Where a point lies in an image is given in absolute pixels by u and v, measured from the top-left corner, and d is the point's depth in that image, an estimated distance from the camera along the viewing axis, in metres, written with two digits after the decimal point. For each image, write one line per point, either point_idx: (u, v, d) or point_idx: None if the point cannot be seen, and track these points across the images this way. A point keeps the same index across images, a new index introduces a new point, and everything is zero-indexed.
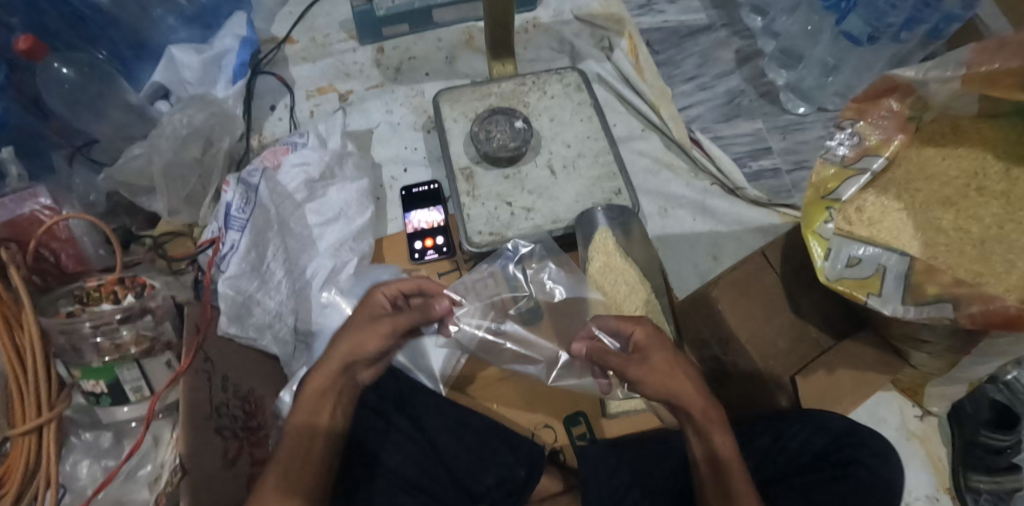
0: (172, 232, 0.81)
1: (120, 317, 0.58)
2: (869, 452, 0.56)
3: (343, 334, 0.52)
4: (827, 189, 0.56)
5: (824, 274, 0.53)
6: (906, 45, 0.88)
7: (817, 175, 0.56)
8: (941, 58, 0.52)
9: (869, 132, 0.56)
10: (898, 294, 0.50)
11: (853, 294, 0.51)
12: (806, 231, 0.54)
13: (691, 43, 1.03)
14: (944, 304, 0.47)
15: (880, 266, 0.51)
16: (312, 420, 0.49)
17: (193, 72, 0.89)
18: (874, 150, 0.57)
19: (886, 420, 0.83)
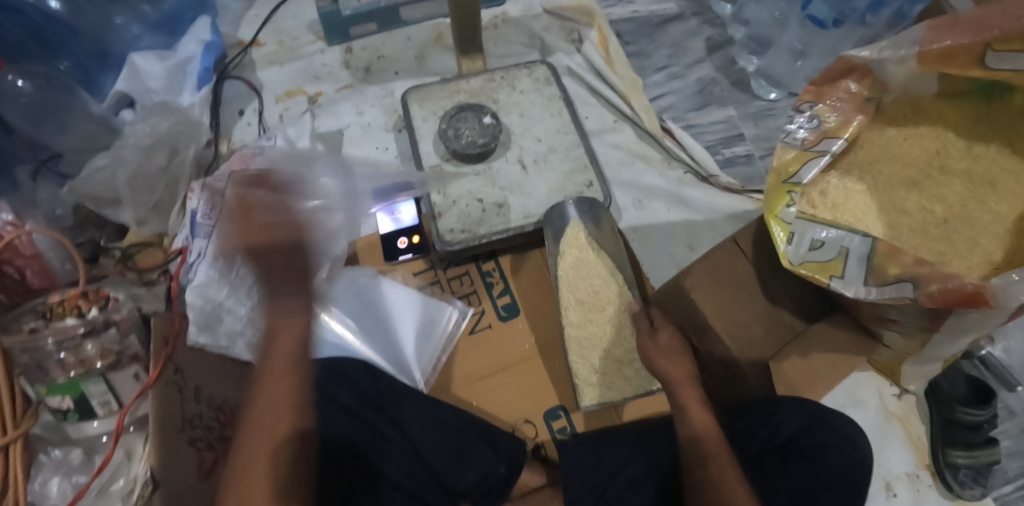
0: (141, 242, 0.79)
1: (83, 331, 0.56)
2: (838, 436, 0.58)
3: (273, 309, 0.62)
4: (788, 173, 0.55)
5: (787, 258, 0.53)
6: (872, 28, 0.88)
7: (777, 160, 0.55)
8: (894, 38, 0.51)
9: (828, 114, 0.56)
10: (862, 277, 0.50)
11: (817, 278, 0.51)
12: (770, 216, 0.54)
13: (661, 33, 1.03)
14: (905, 284, 0.47)
15: (843, 247, 0.51)
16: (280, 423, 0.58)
17: (158, 80, 0.87)
18: (835, 132, 0.57)
19: (865, 400, 0.83)
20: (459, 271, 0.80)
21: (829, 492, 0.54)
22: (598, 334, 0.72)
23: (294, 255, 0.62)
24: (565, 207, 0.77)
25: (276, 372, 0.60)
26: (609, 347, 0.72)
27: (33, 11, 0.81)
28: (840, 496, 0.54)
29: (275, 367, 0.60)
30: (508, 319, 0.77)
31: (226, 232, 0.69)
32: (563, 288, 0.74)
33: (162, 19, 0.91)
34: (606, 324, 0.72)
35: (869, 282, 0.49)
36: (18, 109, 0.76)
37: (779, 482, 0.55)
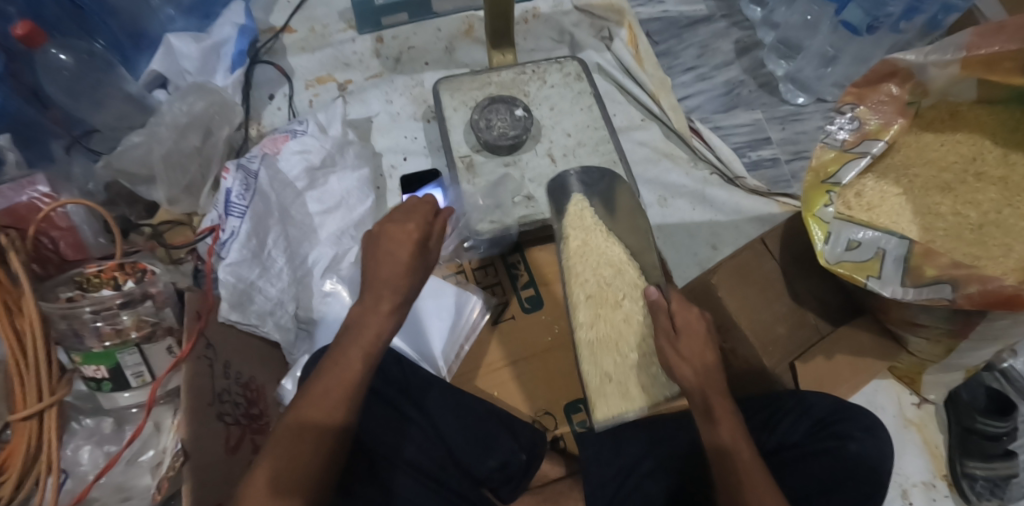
0: (171, 220, 0.81)
1: (120, 302, 0.57)
2: (858, 427, 0.57)
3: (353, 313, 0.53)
4: (827, 173, 0.56)
5: (824, 257, 0.53)
6: (904, 36, 0.88)
7: (816, 159, 0.55)
8: (940, 42, 0.51)
9: (867, 116, 0.56)
10: (899, 276, 0.50)
11: (853, 277, 0.51)
12: (806, 216, 0.54)
13: (691, 34, 1.03)
14: (943, 285, 0.47)
15: (879, 249, 0.51)
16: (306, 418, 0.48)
17: (193, 62, 0.88)
18: (874, 135, 0.57)
19: (884, 406, 0.83)
20: (484, 261, 0.81)
21: (853, 479, 0.54)
22: (612, 335, 0.70)
23: (413, 279, 0.54)
24: (569, 181, 0.76)
25: (340, 367, 0.50)
26: (627, 352, 0.69)
27: None
28: (861, 487, 0.54)
29: (345, 361, 0.51)
30: (531, 311, 0.77)
31: (260, 211, 0.71)
32: (571, 280, 0.72)
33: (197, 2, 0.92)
34: (622, 322, 0.69)
35: (906, 281, 0.49)
36: (57, 83, 0.76)
37: (792, 472, 0.56)
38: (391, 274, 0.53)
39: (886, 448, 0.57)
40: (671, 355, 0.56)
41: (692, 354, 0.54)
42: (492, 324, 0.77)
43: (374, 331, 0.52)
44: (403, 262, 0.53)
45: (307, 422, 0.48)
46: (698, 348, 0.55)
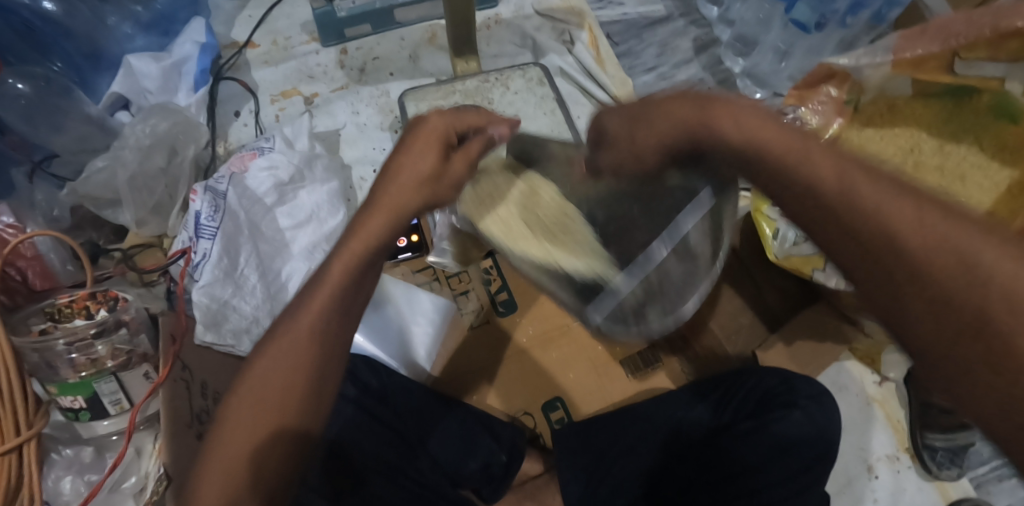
0: (140, 243, 0.81)
1: (94, 332, 0.57)
2: (805, 395, 0.65)
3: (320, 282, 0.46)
4: None
5: (772, 251, 0.55)
6: (852, 31, 0.92)
7: (763, 161, 0.60)
8: (870, 47, 0.57)
9: (808, 117, 0.61)
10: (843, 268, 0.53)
11: (799, 270, 0.55)
12: (756, 213, 0.57)
13: (650, 33, 1.05)
14: None
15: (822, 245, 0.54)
16: (263, 383, 0.44)
17: (153, 81, 0.87)
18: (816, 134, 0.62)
19: (848, 386, 0.87)
20: (457, 268, 0.84)
21: (801, 446, 0.62)
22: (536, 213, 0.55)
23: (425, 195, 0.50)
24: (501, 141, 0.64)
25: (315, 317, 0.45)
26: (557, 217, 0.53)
27: (26, 12, 0.79)
28: (806, 455, 0.62)
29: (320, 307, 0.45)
30: (507, 315, 0.81)
31: (230, 231, 0.73)
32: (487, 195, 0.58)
33: (156, 19, 0.91)
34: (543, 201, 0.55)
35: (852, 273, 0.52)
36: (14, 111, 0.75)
37: (749, 440, 0.63)
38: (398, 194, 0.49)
39: (829, 416, 0.64)
40: (632, 123, 0.44)
41: (665, 116, 0.42)
42: (468, 329, 0.81)
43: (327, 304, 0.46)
44: (399, 206, 0.48)
45: (257, 395, 0.44)
46: (682, 104, 0.41)
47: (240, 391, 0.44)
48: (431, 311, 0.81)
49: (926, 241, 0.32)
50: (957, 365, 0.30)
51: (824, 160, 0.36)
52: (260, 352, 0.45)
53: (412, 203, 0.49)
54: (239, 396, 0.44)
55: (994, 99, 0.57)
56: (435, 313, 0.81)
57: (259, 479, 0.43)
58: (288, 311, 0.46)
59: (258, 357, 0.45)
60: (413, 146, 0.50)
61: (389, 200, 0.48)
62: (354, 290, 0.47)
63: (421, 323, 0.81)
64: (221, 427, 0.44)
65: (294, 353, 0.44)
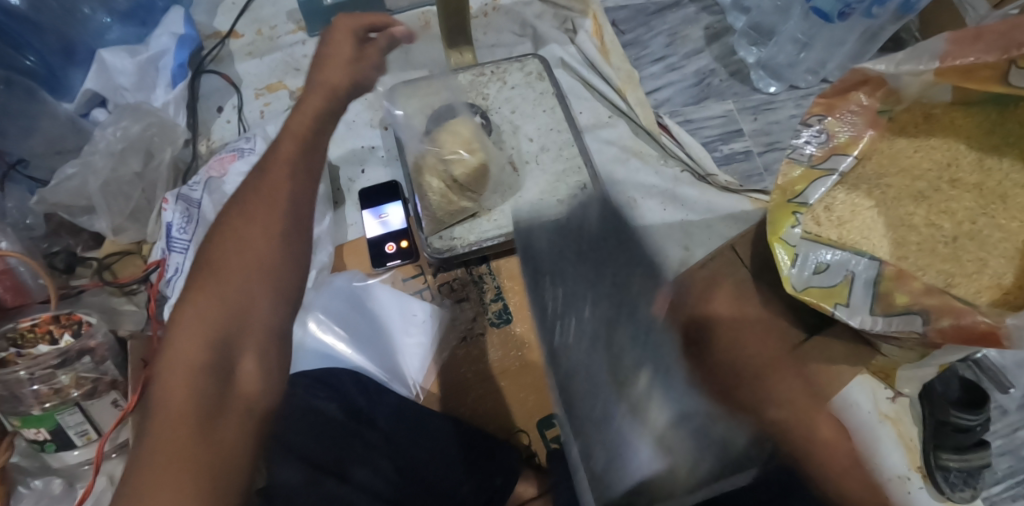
0: (118, 252, 0.77)
1: (55, 362, 0.53)
2: None
3: (257, 188, 0.54)
4: (794, 192, 0.55)
5: (791, 283, 0.52)
6: (877, 21, 0.86)
7: (783, 177, 0.55)
8: (913, 50, 0.50)
9: (835, 128, 0.56)
10: (867, 305, 0.50)
11: (820, 305, 0.51)
12: (772, 239, 0.54)
13: (659, 21, 0.99)
14: (913, 317, 0.48)
15: (848, 273, 0.52)
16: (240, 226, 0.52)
17: (129, 78, 0.82)
18: (843, 148, 0.57)
19: (859, 402, 0.78)
20: (449, 275, 0.80)
21: None
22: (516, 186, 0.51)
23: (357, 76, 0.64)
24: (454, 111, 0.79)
25: (277, 171, 0.55)
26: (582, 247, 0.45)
27: None
28: None
29: (279, 165, 0.56)
30: (500, 325, 0.77)
31: None
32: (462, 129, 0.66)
33: (132, 7, 0.87)
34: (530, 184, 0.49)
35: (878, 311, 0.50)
36: None
37: None
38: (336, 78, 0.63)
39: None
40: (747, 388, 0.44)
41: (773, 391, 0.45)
42: (461, 341, 0.76)
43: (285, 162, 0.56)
44: (335, 84, 0.62)
45: (235, 235, 0.51)
46: (786, 384, 0.47)
47: (201, 278, 0.49)
48: (417, 316, 0.77)
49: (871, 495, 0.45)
50: None
51: (832, 427, 0.46)
52: (212, 251, 0.51)
53: (343, 81, 0.63)
54: (197, 284, 0.49)
55: None
56: (423, 318, 0.77)
57: (232, 351, 0.46)
58: (236, 215, 0.53)
59: (212, 254, 0.50)
60: (333, 37, 0.64)
61: (331, 83, 0.62)
62: (298, 194, 0.55)
63: (405, 330, 0.77)
64: (181, 314, 0.47)
65: (250, 243, 0.51)
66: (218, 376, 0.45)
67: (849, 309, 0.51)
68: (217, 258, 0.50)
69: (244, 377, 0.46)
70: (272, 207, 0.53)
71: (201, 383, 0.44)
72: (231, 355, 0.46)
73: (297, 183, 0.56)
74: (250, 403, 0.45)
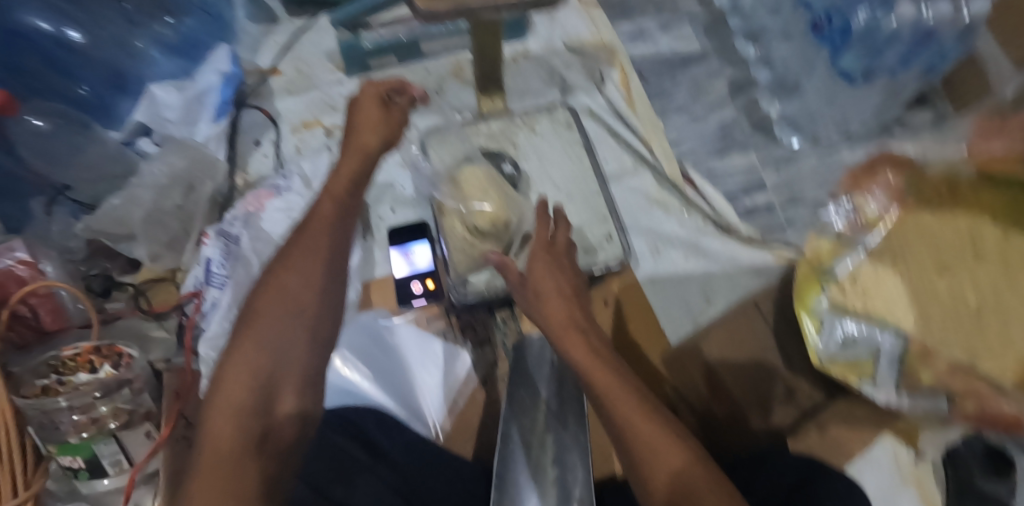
0: (153, 278, 0.80)
1: (98, 393, 0.55)
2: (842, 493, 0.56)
3: (300, 239, 0.58)
4: (823, 266, 0.62)
5: (818, 354, 0.59)
6: (901, 82, 0.87)
7: (812, 252, 0.63)
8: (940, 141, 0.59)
9: (865, 204, 0.63)
10: (893, 380, 0.56)
11: (850, 377, 0.57)
12: (800, 310, 0.61)
13: (683, 72, 1.01)
14: (940, 399, 0.54)
15: (876, 350, 0.57)
16: (284, 277, 0.55)
17: (175, 112, 0.88)
18: (870, 224, 0.62)
19: (879, 463, 0.69)
20: (473, 318, 0.80)
21: None
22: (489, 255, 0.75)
23: (390, 130, 0.66)
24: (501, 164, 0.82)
25: (320, 221, 0.59)
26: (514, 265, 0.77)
27: (51, 43, 0.80)
28: None
29: (321, 217, 0.60)
30: None
31: (241, 279, 0.70)
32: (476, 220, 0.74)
33: (180, 44, 0.91)
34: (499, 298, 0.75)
35: (903, 388, 0.56)
36: (34, 148, 0.75)
37: None
38: (369, 133, 0.64)
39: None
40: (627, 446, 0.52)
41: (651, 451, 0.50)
42: (482, 384, 0.77)
43: (325, 215, 0.60)
44: (368, 143, 0.64)
45: (277, 285, 0.55)
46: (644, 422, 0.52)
47: (248, 321, 0.53)
48: (444, 357, 0.79)
49: None
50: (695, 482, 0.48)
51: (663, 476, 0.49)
52: (257, 296, 0.55)
53: (375, 141, 0.64)
54: (243, 330, 0.53)
55: None
56: (447, 362, 0.79)
57: (274, 395, 0.51)
58: (278, 263, 0.56)
59: (257, 299, 0.55)
60: (358, 105, 0.65)
61: (362, 141, 0.64)
62: (336, 247, 0.59)
63: (428, 372, 0.78)
64: (231, 356, 0.52)
65: (296, 293, 0.55)
66: (261, 414, 0.50)
67: (874, 384, 0.56)
68: (257, 312, 0.54)
69: (283, 419, 0.51)
70: (314, 258, 0.57)
71: (245, 422, 0.49)
72: (281, 387, 0.52)
73: (336, 236, 0.59)
74: (289, 440, 0.51)
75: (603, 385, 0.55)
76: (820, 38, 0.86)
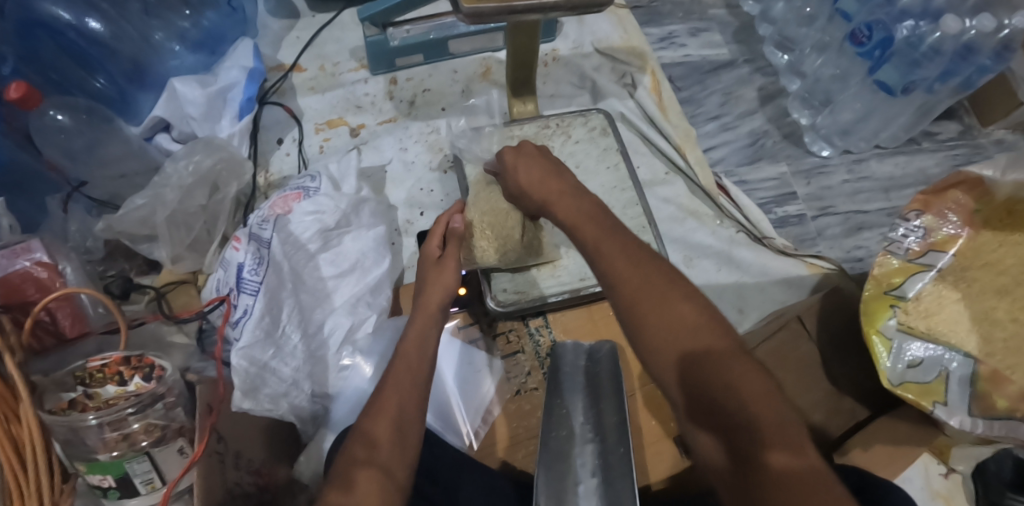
0: (174, 282, 0.77)
1: (131, 410, 0.52)
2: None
3: (386, 385, 0.53)
4: (891, 284, 0.58)
5: (888, 376, 0.54)
6: (936, 97, 0.87)
7: (880, 270, 0.58)
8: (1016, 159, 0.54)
9: (934, 225, 0.59)
10: (964, 405, 0.53)
11: (922, 402, 0.53)
12: (870, 331, 0.56)
13: (714, 79, 1.00)
14: (1016, 424, 0.51)
15: (942, 371, 0.55)
16: (370, 430, 0.49)
17: (197, 108, 0.82)
18: (939, 245, 0.60)
19: (909, 479, 0.64)
20: (506, 326, 0.79)
21: None
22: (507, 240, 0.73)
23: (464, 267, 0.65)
24: None
25: (408, 367, 0.55)
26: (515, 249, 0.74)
27: (71, 33, 0.76)
28: None
29: (408, 363, 0.55)
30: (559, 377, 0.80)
31: (273, 286, 0.69)
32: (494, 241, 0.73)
33: (203, 38, 0.88)
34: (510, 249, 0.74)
35: (977, 412, 0.52)
36: (59, 146, 0.73)
37: None
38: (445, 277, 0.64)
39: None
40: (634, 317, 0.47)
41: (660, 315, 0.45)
42: (516, 395, 0.75)
43: (415, 358, 0.56)
44: (448, 284, 0.63)
45: (368, 442, 0.49)
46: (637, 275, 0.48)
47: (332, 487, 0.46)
48: (477, 365, 0.77)
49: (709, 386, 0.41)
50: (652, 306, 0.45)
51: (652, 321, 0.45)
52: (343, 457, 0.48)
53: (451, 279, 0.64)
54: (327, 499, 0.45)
55: None
56: (479, 367, 0.77)
57: None
58: (368, 414, 0.51)
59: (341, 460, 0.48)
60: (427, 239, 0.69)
61: (441, 286, 0.63)
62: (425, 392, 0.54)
63: (456, 379, 0.76)
64: None
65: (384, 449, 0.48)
66: None
67: (946, 408, 0.53)
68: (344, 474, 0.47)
69: None
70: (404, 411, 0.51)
71: None
72: None
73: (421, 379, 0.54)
74: None
75: (592, 240, 0.52)
76: (858, 50, 0.84)
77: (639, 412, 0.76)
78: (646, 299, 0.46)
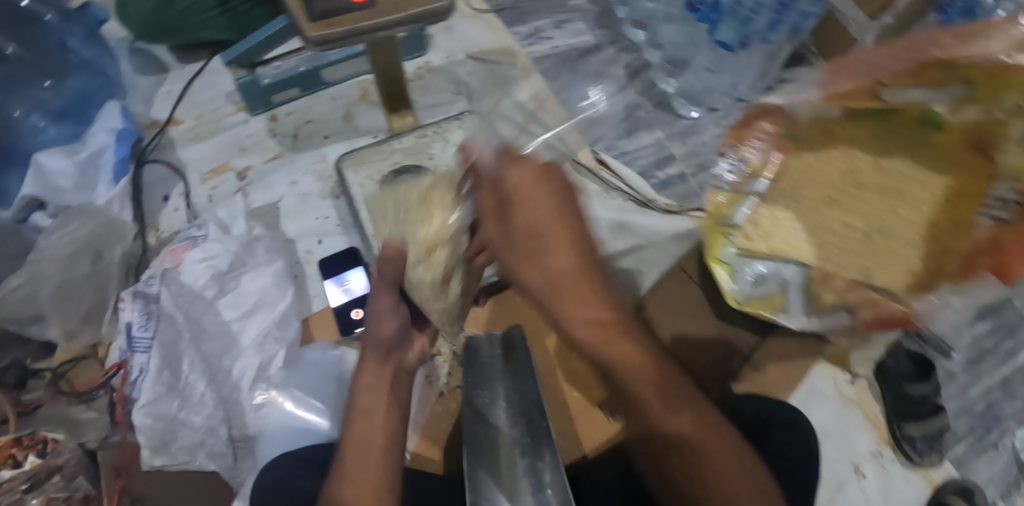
0: (72, 359, 0.73)
1: (26, 486, 0.61)
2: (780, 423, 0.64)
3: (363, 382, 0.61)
4: (723, 217, 0.71)
5: (734, 296, 0.67)
6: (774, 45, 0.93)
7: (711, 207, 0.72)
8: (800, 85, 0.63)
9: (749, 156, 0.71)
10: (800, 305, 0.67)
11: (760, 311, 0.67)
12: (711, 259, 0.69)
13: (583, 65, 1.04)
14: (842, 313, 0.65)
15: (781, 279, 0.67)
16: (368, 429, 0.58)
17: (68, 179, 0.81)
18: (757, 172, 0.71)
19: (821, 391, 0.83)
20: None
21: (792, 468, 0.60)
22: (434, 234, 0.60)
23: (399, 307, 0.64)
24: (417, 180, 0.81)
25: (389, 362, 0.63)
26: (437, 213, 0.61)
27: None
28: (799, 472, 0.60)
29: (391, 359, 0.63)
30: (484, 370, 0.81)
31: (168, 339, 0.70)
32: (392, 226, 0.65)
33: (66, 107, 0.86)
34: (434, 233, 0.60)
35: (809, 310, 0.66)
36: None
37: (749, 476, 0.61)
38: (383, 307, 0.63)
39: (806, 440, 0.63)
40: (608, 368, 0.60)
41: (621, 359, 0.59)
42: (439, 397, 0.77)
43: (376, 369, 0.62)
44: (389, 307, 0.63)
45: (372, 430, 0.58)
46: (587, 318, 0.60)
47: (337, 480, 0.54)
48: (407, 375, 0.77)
49: (672, 413, 0.57)
50: (622, 352, 0.59)
51: (625, 349, 0.59)
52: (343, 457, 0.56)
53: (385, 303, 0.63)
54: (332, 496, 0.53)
55: (920, 114, 0.57)
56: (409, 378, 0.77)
57: None
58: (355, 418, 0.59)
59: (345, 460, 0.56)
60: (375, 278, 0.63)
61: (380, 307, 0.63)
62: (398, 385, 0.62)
63: None
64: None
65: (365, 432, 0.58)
66: None
67: (784, 313, 0.66)
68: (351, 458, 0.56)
69: None
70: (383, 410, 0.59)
71: None
72: None
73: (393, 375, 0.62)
74: None
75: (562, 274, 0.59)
76: (696, 16, 0.91)
77: (561, 385, 0.79)
78: (613, 334, 0.60)
